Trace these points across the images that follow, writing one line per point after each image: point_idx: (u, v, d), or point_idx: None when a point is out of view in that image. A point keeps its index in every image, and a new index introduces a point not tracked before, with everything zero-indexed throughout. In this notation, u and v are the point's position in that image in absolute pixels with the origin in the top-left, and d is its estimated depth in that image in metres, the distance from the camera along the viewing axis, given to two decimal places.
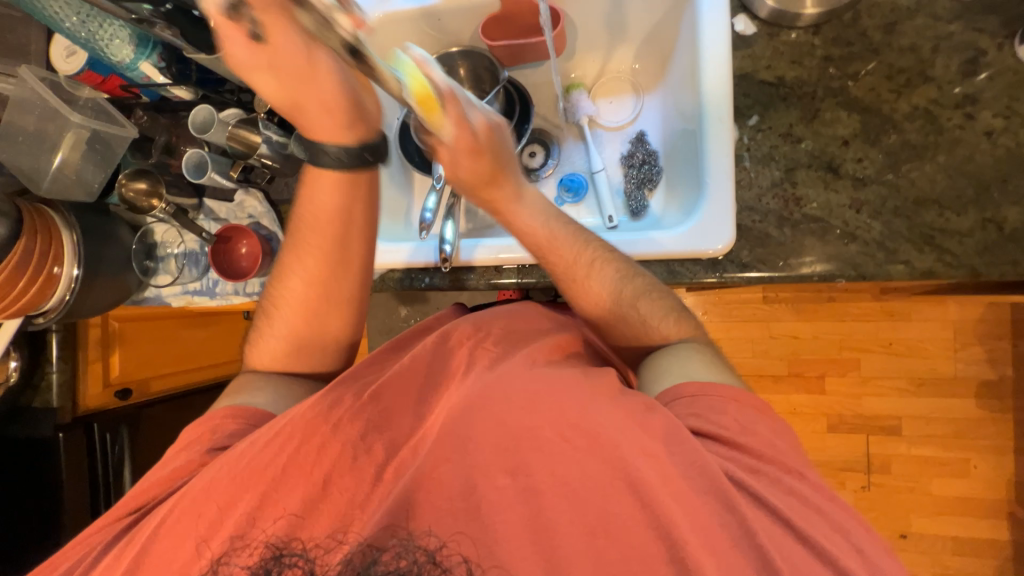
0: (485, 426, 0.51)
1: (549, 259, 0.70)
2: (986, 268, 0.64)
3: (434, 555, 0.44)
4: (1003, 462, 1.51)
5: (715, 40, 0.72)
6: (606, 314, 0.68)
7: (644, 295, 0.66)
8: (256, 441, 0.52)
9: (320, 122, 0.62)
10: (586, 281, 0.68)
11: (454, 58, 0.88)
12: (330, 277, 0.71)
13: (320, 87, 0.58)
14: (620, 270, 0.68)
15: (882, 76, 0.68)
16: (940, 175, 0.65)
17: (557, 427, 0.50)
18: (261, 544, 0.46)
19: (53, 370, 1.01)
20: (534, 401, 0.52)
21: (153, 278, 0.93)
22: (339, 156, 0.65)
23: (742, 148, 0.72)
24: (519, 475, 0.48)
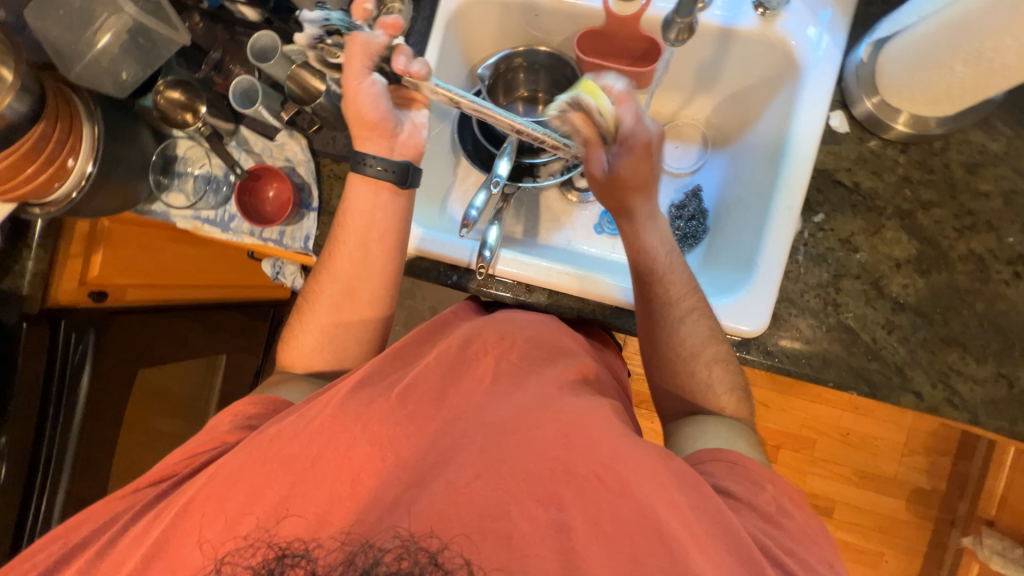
0: (516, 451, 0.51)
1: (666, 291, 0.70)
2: (988, 419, 0.67)
3: (435, 558, 0.46)
4: (911, 563, 1.63)
5: (807, 129, 0.71)
6: (673, 362, 0.70)
7: (719, 362, 0.68)
8: (285, 432, 0.52)
9: (364, 132, 0.70)
10: (679, 324, 0.69)
11: (539, 56, 0.84)
12: (358, 277, 0.72)
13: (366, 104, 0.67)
14: (711, 328, 0.69)
15: (951, 212, 0.69)
16: (974, 321, 0.68)
17: (589, 462, 0.50)
18: (271, 546, 0.47)
19: (29, 259, 0.92)
20: (568, 434, 0.51)
21: (163, 193, 0.85)
22: (386, 168, 0.70)
23: (800, 241, 0.72)
24: (552, 506, 0.48)
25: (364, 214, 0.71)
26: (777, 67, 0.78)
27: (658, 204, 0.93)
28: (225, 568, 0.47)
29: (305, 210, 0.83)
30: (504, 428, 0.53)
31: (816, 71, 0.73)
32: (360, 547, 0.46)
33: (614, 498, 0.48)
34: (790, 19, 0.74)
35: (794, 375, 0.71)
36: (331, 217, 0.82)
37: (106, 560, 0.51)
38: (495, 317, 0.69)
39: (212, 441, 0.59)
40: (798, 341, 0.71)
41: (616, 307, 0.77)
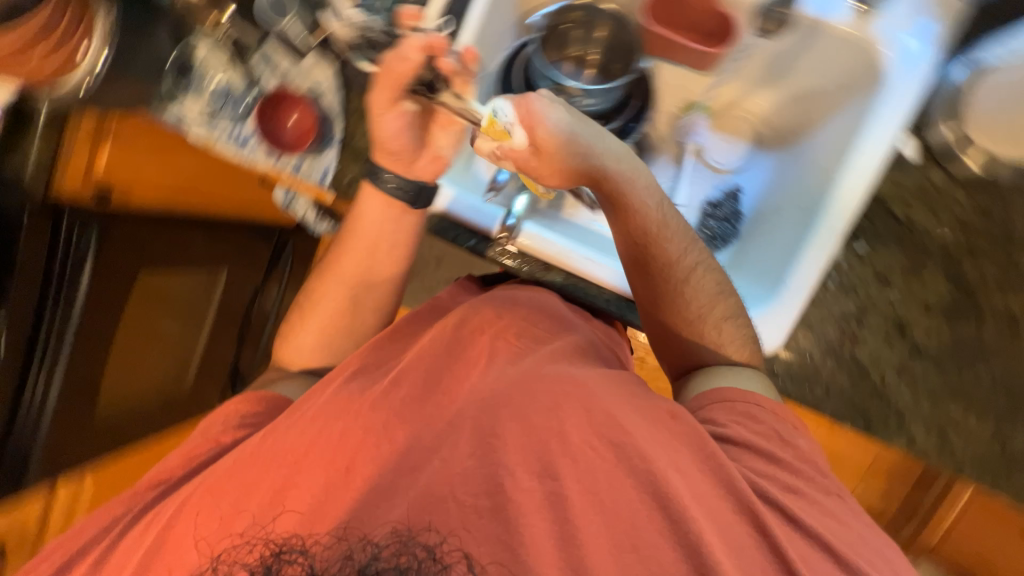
0: (518, 425, 0.51)
1: (650, 253, 0.66)
2: (971, 472, 0.68)
3: (434, 552, 0.46)
4: None
5: (867, 164, 0.66)
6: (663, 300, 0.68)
7: (729, 319, 0.67)
8: (279, 424, 0.55)
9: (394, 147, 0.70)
10: (683, 283, 0.67)
11: (601, 16, 0.82)
12: (365, 270, 0.77)
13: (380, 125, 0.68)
14: (720, 284, 0.68)
15: (1002, 325, 0.66)
16: (987, 380, 0.67)
17: (583, 434, 0.50)
18: (269, 544, 0.48)
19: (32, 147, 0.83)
20: (563, 403, 0.52)
21: (174, 102, 0.78)
22: (400, 186, 0.72)
23: (835, 270, 0.69)
24: (546, 478, 0.48)
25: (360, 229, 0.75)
26: (856, 76, 0.71)
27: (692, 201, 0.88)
28: (220, 567, 0.48)
29: (327, 142, 0.79)
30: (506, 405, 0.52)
31: (905, 81, 0.67)
32: (355, 543, 0.47)
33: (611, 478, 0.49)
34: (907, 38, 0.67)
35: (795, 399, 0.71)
36: (353, 153, 0.80)
37: (113, 556, 0.55)
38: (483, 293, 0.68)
39: (209, 442, 0.61)
40: (818, 390, 0.70)
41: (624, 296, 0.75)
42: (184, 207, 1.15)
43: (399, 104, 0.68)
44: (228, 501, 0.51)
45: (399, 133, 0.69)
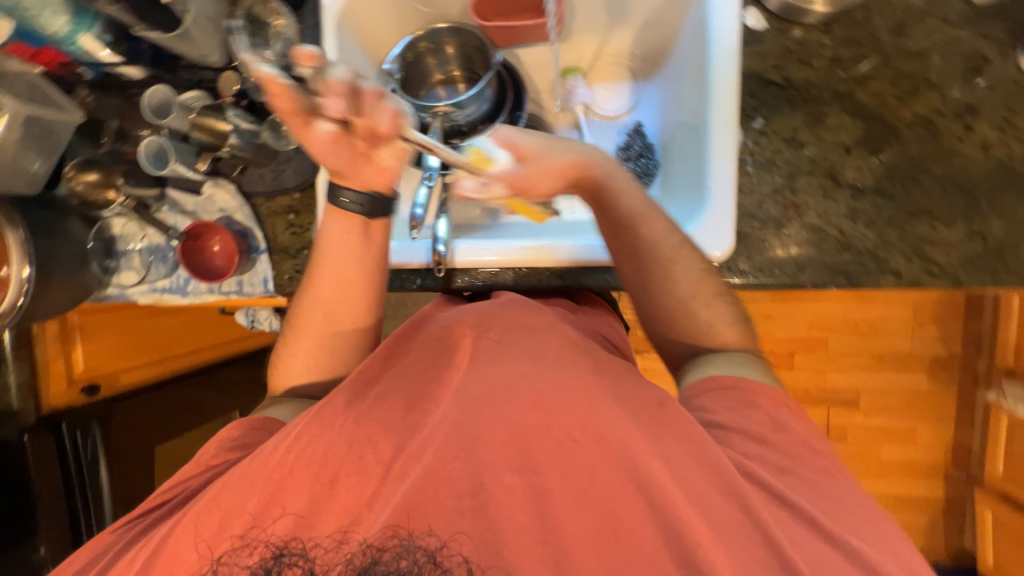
0: (504, 431, 0.50)
1: (639, 242, 0.67)
2: (969, 280, 0.66)
3: (434, 556, 0.45)
4: (945, 429, 1.66)
5: (724, 52, 0.68)
6: (670, 304, 0.67)
7: (719, 296, 0.67)
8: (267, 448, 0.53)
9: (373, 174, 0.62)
10: (670, 266, 0.66)
11: (442, 35, 0.83)
12: (343, 304, 0.70)
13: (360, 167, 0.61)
14: (703, 265, 0.67)
15: (922, 132, 0.66)
16: (936, 187, 0.66)
17: (563, 424, 0.50)
18: (269, 547, 0.47)
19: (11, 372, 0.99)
20: (542, 403, 0.51)
21: (114, 276, 0.86)
22: (361, 203, 0.65)
23: (747, 152, 0.70)
24: (527, 472, 0.48)
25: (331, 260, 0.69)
26: None
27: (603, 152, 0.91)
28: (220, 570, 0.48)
29: (255, 252, 0.82)
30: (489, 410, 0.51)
31: None
32: (358, 547, 0.46)
33: (598, 464, 0.48)
34: None
35: (777, 286, 0.70)
36: (282, 253, 0.82)
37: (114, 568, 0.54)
38: (495, 306, 0.64)
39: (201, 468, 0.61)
40: (792, 269, 0.69)
41: (581, 266, 0.76)
42: (173, 363, 1.29)
43: (316, 125, 0.54)
44: (226, 510, 0.51)
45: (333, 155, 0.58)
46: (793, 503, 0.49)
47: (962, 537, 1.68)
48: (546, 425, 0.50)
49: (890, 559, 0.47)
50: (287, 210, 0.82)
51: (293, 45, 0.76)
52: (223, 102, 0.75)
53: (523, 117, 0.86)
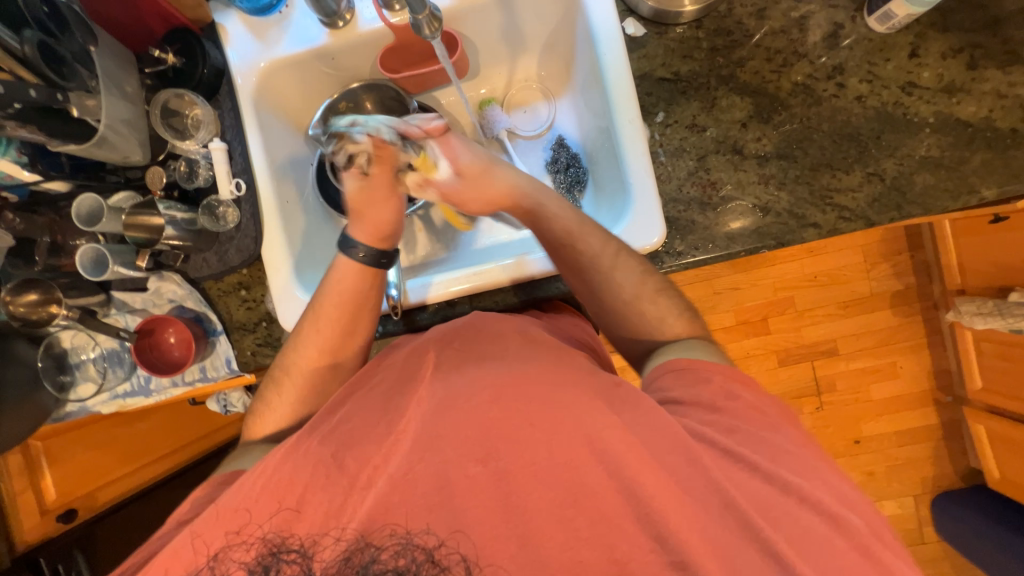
0: (466, 429, 0.52)
1: (577, 253, 0.69)
2: (878, 217, 0.71)
3: (433, 554, 0.48)
4: (923, 358, 1.73)
5: (615, 62, 0.74)
6: (620, 307, 0.69)
7: (662, 292, 0.69)
8: (270, 461, 0.55)
9: (377, 214, 0.72)
10: (611, 271, 0.69)
11: (358, 94, 0.86)
12: (341, 340, 0.71)
13: (385, 208, 0.72)
14: (641, 264, 0.70)
15: (802, 96, 0.73)
16: (827, 141, 0.72)
17: (523, 413, 0.52)
18: (267, 543, 0.50)
19: None
20: (501, 394, 0.54)
21: (71, 392, 0.84)
22: (369, 254, 0.71)
23: (656, 145, 0.75)
24: (489, 460, 0.50)
25: (333, 297, 0.70)
26: (564, 7, 0.81)
27: (534, 169, 0.96)
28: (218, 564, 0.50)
29: (214, 335, 0.82)
30: (450, 410, 0.53)
31: None
32: (355, 543, 0.48)
33: (553, 439, 0.51)
34: None
35: (715, 258, 0.74)
36: (241, 330, 0.82)
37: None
38: (461, 323, 0.68)
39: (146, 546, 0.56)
40: (725, 241, 0.73)
41: (531, 281, 0.79)
42: (151, 470, 1.22)
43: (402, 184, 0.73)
44: (224, 517, 0.52)
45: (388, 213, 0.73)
46: (742, 458, 0.52)
47: (965, 458, 1.72)
48: (505, 417, 0.52)
49: (834, 488, 0.51)
50: (238, 287, 0.82)
51: (213, 132, 0.79)
52: (153, 198, 0.76)
53: None
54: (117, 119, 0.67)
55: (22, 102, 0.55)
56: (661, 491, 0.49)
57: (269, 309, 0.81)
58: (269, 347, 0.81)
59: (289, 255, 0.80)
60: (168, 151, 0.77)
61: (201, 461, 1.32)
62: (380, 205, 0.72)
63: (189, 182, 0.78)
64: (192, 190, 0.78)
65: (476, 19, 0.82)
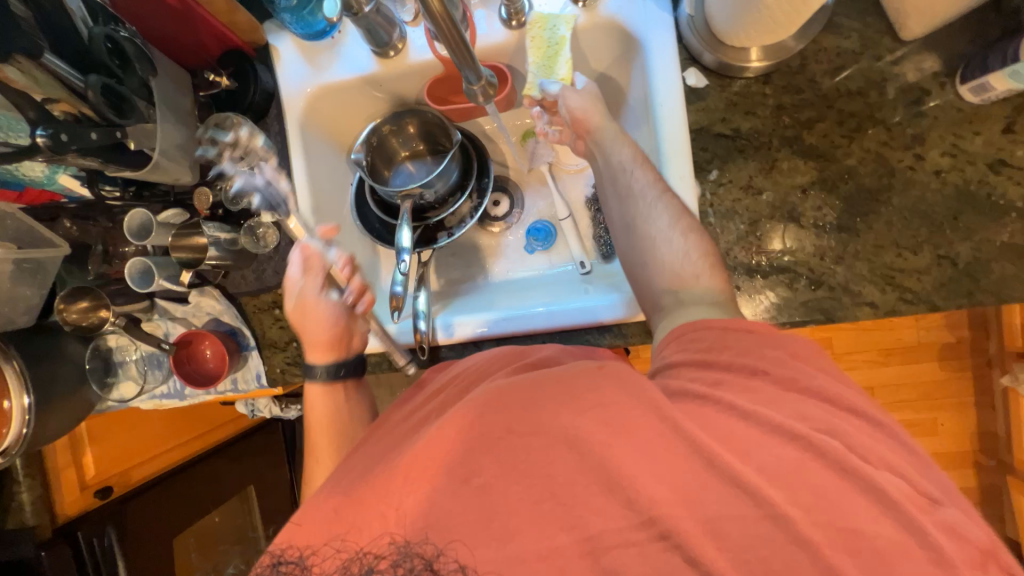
0: (449, 441, 0.47)
1: (610, 175, 0.69)
2: (944, 303, 0.66)
3: (432, 564, 0.44)
4: (967, 417, 1.63)
5: (671, 111, 0.70)
6: (643, 231, 0.65)
7: (694, 234, 0.64)
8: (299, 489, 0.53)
9: (317, 351, 0.75)
10: (648, 222, 0.65)
11: (403, 118, 0.85)
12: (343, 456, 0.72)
13: (321, 328, 0.74)
14: (678, 212, 0.65)
15: (873, 164, 0.67)
16: (897, 217, 0.67)
17: (504, 420, 0.46)
18: (271, 555, 0.49)
19: (24, 490, 1.01)
20: (481, 402, 0.48)
21: (113, 390, 0.88)
22: (329, 372, 0.75)
23: (706, 204, 0.71)
24: (469, 477, 0.45)
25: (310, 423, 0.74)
26: (621, 46, 0.77)
27: (573, 205, 0.93)
28: None
29: (247, 349, 0.84)
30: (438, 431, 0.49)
31: (654, 37, 0.71)
32: (355, 554, 0.46)
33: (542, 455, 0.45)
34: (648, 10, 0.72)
35: (758, 328, 0.70)
36: (272, 347, 0.84)
37: None
38: (478, 355, 0.63)
39: None
40: (770, 311, 0.69)
41: (561, 330, 0.77)
42: (189, 450, 1.31)
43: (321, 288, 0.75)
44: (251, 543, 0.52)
45: (319, 322, 0.74)
46: None
47: (1001, 526, 1.62)
48: (482, 425, 0.47)
49: None
50: (273, 306, 0.84)
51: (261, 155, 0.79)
52: (199, 219, 0.78)
53: (491, 183, 0.89)
54: (171, 145, 0.68)
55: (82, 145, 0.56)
56: None
57: None
58: (300, 367, 0.83)
59: None
60: (216, 171, 0.79)
61: (235, 439, 1.41)
62: (314, 312, 0.74)
63: (234, 203, 0.79)
64: (236, 210, 0.80)
65: None
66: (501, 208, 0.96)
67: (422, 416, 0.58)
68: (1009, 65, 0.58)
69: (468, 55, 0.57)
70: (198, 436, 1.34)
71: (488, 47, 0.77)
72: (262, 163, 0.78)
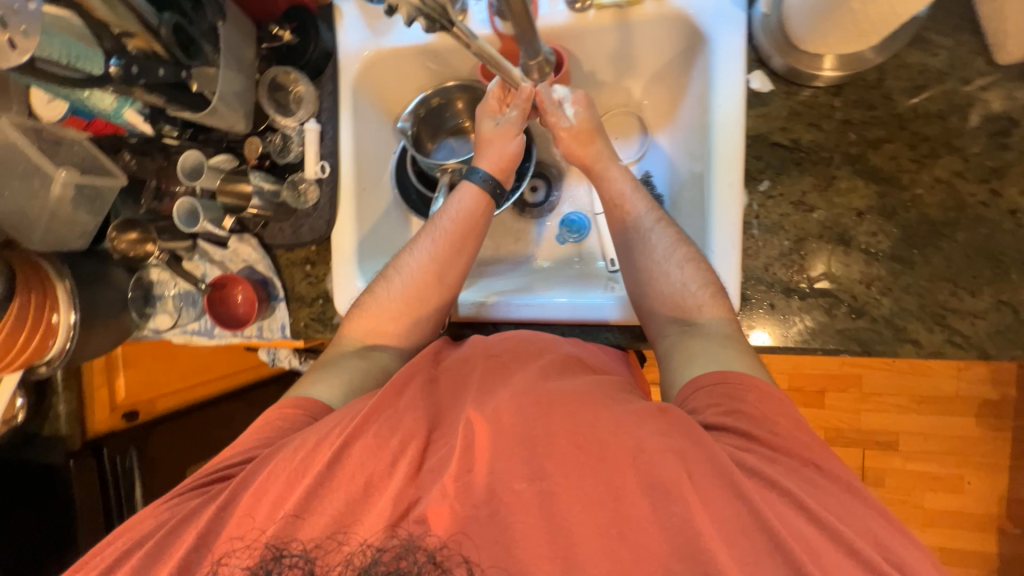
0: (515, 445, 0.51)
1: (617, 223, 0.77)
2: (996, 352, 0.61)
3: (434, 555, 0.47)
4: (999, 481, 1.52)
5: (728, 115, 0.68)
6: (640, 279, 0.72)
7: (693, 261, 0.69)
8: (307, 441, 0.55)
9: (495, 155, 0.80)
10: (647, 233, 0.74)
11: (452, 92, 0.86)
12: (402, 321, 0.75)
13: (506, 142, 0.79)
14: (680, 251, 0.70)
15: (942, 195, 0.63)
16: (958, 254, 0.62)
17: (569, 429, 0.51)
18: (272, 548, 0.48)
19: (61, 400, 1.09)
20: (546, 402, 0.53)
21: (150, 320, 0.92)
22: (494, 184, 0.79)
23: (751, 215, 0.68)
24: (534, 478, 0.49)
25: (393, 300, 0.75)
26: (685, 42, 0.74)
27: None
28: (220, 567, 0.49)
29: (275, 300, 0.87)
30: (496, 425, 0.53)
31: (722, 35, 0.68)
32: (357, 547, 0.47)
33: (604, 472, 0.48)
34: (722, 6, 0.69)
35: (786, 350, 0.67)
36: (299, 301, 0.87)
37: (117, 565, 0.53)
38: (518, 335, 0.69)
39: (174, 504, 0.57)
40: (802, 334, 0.66)
41: (582, 324, 0.76)
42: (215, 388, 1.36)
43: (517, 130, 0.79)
44: (241, 510, 0.52)
45: (507, 147, 0.79)
46: None
47: None
48: (543, 429, 0.51)
49: None
50: (304, 262, 0.86)
51: (311, 112, 0.82)
52: (247, 167, 0.81)
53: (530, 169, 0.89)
54: (230, 91, 0.71)
55: (149, 80, 0.59)
56: None
57: (328, 289, 0.85)
58: (323, 326, 0.85)
59: (356, 242, 0.83)
60: (268, 124, 0.81)
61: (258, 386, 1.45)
62: (505, 137, 0.79)
63: (281, 156, 0.82)
64: (281, 163, 0.82)
65: (587, 39, 0.78)
66: (538, 194, 0.96)
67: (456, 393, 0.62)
68: None
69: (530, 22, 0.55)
70: (203, 382, 1.33)
71: (548, 28, 0.76)
72: (311, 120, 0.81)
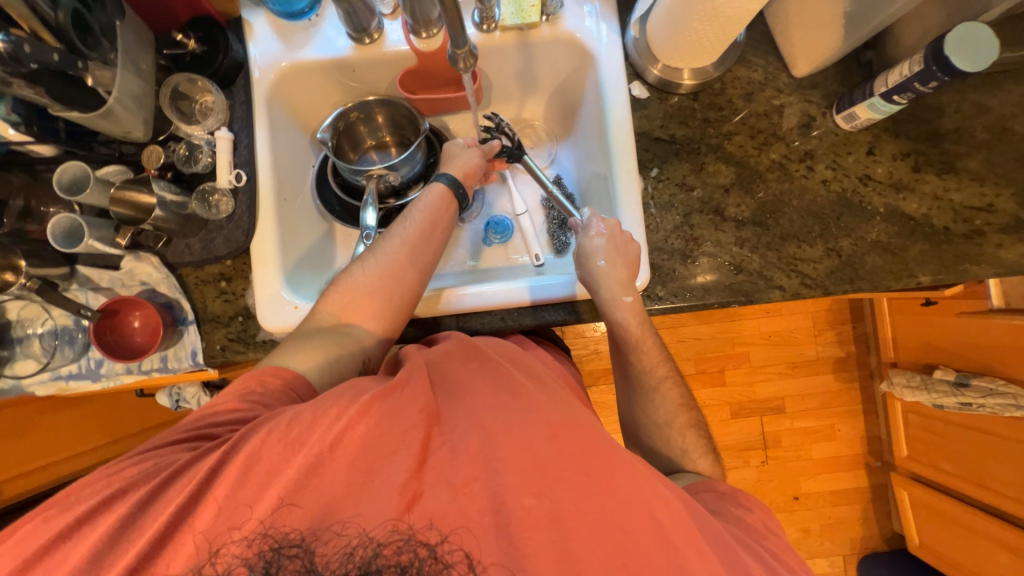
0: (522, 458, 0.49)
1: (624, 354, 0.78)
2: (836, 287, 0.79)
3: (434, 552, 0.45)
4: (859, 425, 1.85)
5: (619, 116, 0.81)
6: (643, 428, 0.78)
7: (692, 428, 0.75)
8: (303, 415, 0.50)
9: (458, 164, 0.83)
10: (653, 392, 0.77)
11: (371, 106, 0.87)
12: (368, 305, 0.71)
13: (465, 156, 0.84)
14: (680, 401, 0.76)
15: (777, 171, 0.82)
16: (796, 216, 0.81)
17: (578, 461, 0.49)
18: (271, 536, 0.45)
19: None
20: (557, 434, 0.51)
21: (8, 366, 0.78)
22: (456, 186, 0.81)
23: (648, 197, 0.82)
24: (545, 497, 0.47)
25: (363, 284, 0.72)
26: (578, 60, 0.88)
27: (531, 203, 1.00)
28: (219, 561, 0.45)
29: (184, 322, 0.78)
30: (508, 440, 0.50)
31: (607, 54, 0.83)
32: (360, 539, 0.45)
33: (611, 501, 0.48)
34: (602, 31, 0.84)
35: (689, 307, 0.79)
36: (213, 322, 0.78)
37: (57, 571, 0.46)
38: (513, 347, 0.70)
39: (90, 540, 0.47)
40: (700, 290, 0.79)
41: (521, 308, 0.80)
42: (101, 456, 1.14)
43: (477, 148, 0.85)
44: (224, 499, 0.47)
45: (467, 161, 0.83)
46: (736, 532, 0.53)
47: (890, 522, 1.83)
48: (559, 460, 0.49)
49: None
50: (218, 278, 0.79)
51: (221, 121, 0.79)
52: (148, 175, 0.74)
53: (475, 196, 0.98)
54: (128, 94, 0.68)
55: (41, 62, 0.58)
56: (647, 536, 0.47)
57: (248, 304, 0.78)
58: (245, 344, 0.77)
59: (279, 252, 0.79)
60: (169, 133, 0.77)
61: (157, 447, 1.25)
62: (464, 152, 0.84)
63: (187, 166, 0.78)
64: (188, 173, 0.78)
65: (494, 58, 0.88)
66: None
67: (473, 380, 0.58)
68: (867, 98, 0.75)
69: (458, 22, 0.58)
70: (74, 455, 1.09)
71: None
72: (222, 128, 0.78)
